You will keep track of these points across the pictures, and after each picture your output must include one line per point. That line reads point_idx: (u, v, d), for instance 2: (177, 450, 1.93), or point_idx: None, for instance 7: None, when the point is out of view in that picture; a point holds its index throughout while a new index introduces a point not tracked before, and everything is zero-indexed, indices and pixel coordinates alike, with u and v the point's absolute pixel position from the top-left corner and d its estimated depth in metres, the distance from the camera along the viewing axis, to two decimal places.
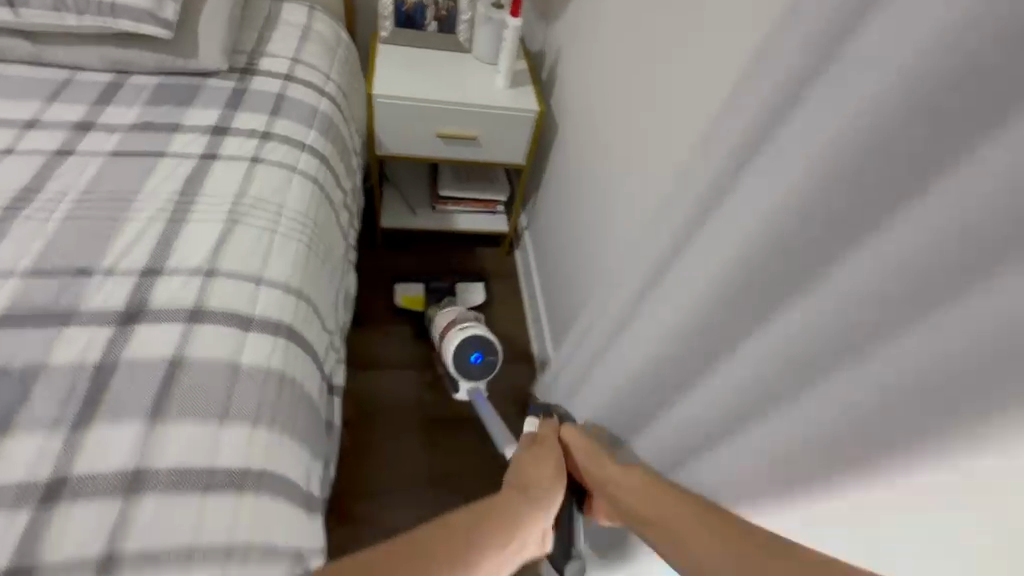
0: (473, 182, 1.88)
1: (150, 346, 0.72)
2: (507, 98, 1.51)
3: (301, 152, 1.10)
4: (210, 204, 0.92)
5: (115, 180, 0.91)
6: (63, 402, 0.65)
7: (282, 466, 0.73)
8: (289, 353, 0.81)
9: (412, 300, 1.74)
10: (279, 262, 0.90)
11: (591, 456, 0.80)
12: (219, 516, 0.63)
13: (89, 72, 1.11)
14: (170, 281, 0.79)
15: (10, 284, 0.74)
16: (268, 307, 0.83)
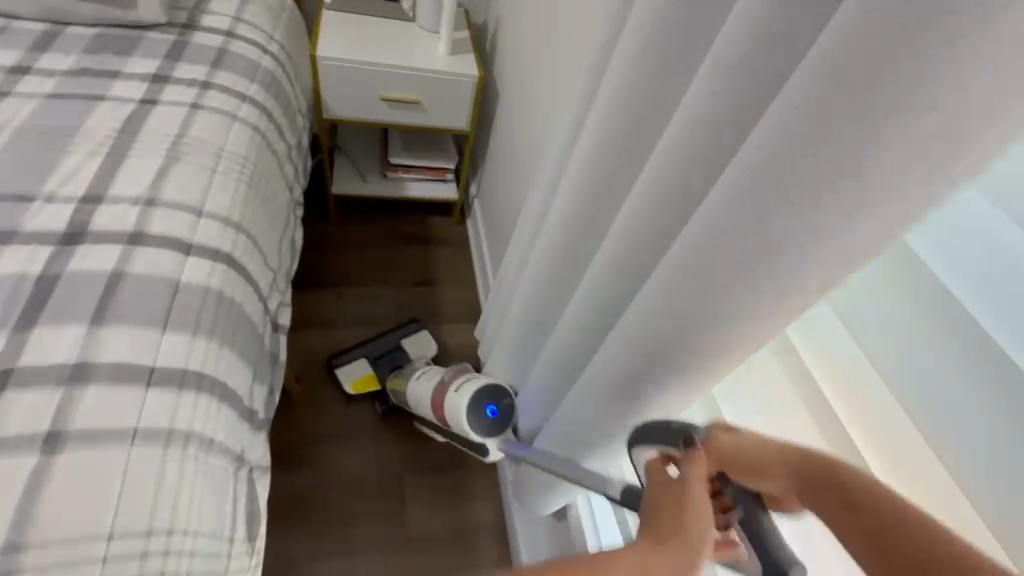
0: (422, 150, 1.94)
1: (90, 262, 0.76)
2: (449, 64, 1.58)
3: (242, 102, 1.14)
4: (151, 142, 0.97)
5: (53, 119, 0.95)
6: (5, 306, 0.70)
7: (222, 374, 0.79)
8: (228, 278, 0.87)
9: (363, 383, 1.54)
10: (219, 197, 0.95)
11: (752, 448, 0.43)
12: (158, 409, 0.68)
13: (25, 21, 1.12)
14: (110, 209, 0.84)
15: None
16: (208, 236, 0.88)
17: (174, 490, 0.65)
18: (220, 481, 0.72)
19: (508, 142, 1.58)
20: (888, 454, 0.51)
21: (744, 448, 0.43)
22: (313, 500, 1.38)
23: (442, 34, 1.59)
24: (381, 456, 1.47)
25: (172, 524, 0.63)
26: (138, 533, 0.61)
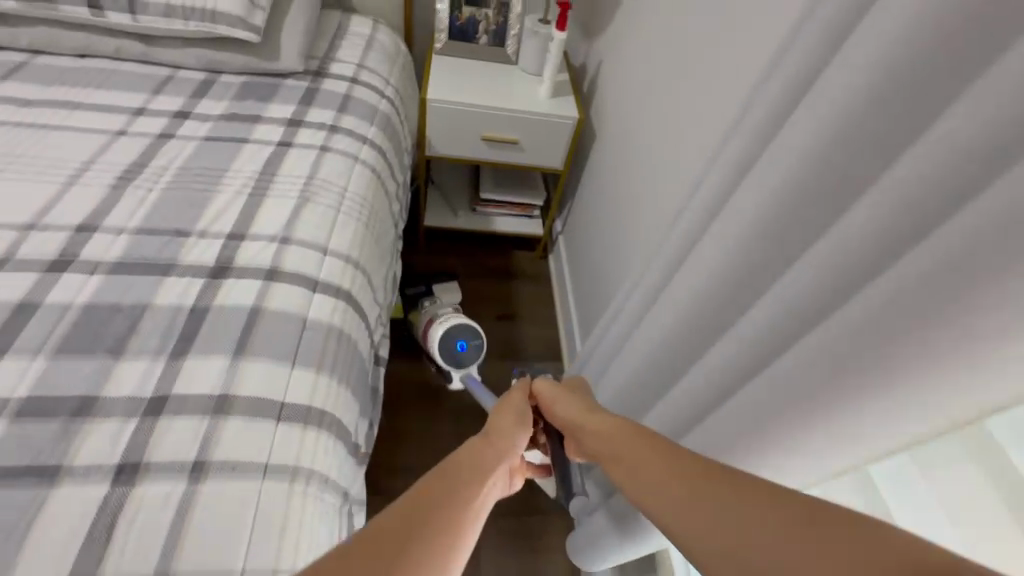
0: (511, 186, 1.97)
1: (233, 296, 0.83)
2: (549, 106, 1.61)
3: (363, 144, 1.22)
4: (286, 182, 1.05)
5: (207, 159, 1.05)
6: (163, 335, 0.76)
7: (338, 411, 0.81)
8: (346, 315, 0.91)
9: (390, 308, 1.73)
10: (341, 236, 1.00)
11: (559, 400, 0.76)
12: (285, 446, 0.71)
13: (188, 71, 1.26)
14: (249, 246, 0.91)
15: (123, 238, 0.88)
16: (331, 273, 0.93)
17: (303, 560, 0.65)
18: (331, 521, 0.73)
19: (606, 185, 1.57)
20: None
21: (545, 396, 0.79)
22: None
23: (543, 78, 1.63)
24: None
25: (295, 563, 0.64)
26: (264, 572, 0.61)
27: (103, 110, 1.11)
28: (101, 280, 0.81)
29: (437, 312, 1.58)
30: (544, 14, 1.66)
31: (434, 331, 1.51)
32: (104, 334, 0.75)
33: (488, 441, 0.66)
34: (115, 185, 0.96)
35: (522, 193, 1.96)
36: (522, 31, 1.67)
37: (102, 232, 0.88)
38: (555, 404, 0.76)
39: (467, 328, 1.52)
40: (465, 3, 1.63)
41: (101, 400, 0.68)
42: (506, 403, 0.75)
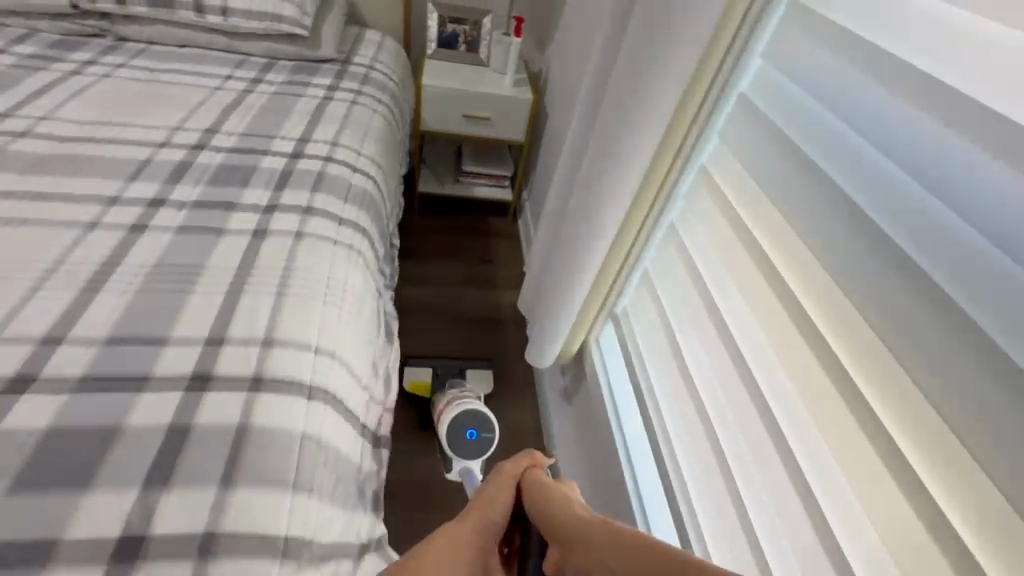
0: (487, 162, 2.50)
1: (306, 166, 1.32)
2: (511, 91, 2.19)
3: (379, 102, 1.75)
4: (331, 115, 1.56)
5: (278, 103, 1.56)
6: (269, 181, 1.24)
7: (370, 234, 1.29)
8: (373, 188, 1.40)
9: (418, 386, 1.77)
10: (369, 147, 1.51)
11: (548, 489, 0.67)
12: (344, 235, 1.19)
13: (255, 57, 1.79)
14: (312, 144, 1.40)
15: (234, 138, 1.36)
16: (363, 164, 1.43)
17: (359, 282, 1.14)
18: (368, 286, 1.19)
19: (552, 145, 2.12)
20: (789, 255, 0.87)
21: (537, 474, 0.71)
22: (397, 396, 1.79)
23: (507, 72, 2.21)
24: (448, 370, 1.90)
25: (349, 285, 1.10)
26: (338, 282, 1.08)
27: (203, 76, 1.62)
28: (225, 155, 1.29)
29: (454, 395, 1.59)
30: (506, 28, 2.26)
31: (448, 412, 1.53)
32: (234, 178, 1.23)
33: (470, 528, 0.64)
34: (221, 113, 1.45)
35: (495, 166, 2.49)
36: (491, 40, 2.27)
37: (220, 134, 1.36)
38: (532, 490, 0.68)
39: (480, 417, 1.52)
40: (449, 20, 2.23)
41: (240, 205, 1.16)
42: (491, 491, 0.69)
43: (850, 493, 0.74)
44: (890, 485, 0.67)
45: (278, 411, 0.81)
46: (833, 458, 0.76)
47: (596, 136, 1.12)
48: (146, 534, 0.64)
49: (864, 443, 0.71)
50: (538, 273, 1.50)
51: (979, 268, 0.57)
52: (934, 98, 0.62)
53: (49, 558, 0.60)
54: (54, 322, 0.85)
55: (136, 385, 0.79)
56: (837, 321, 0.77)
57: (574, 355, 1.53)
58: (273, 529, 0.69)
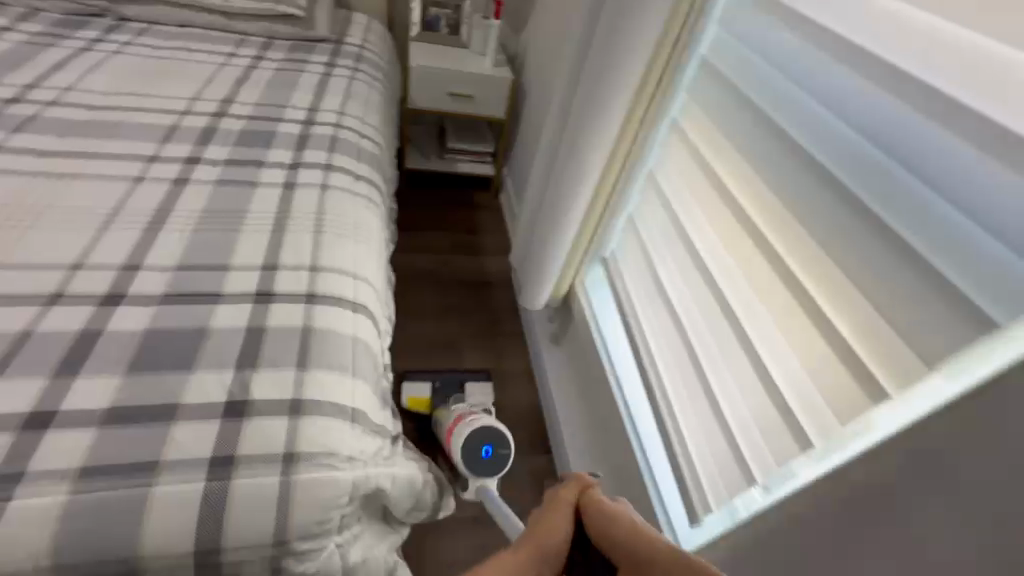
0: (469, 139, 2.66)
1: (320, 132, 1.47)
2: (491, 70, 2.37)
3: (374, 78, 1.89)
4: (334, 88, 1.70)
5: (282, 77, 1.68)
6: (289, 145, 1.39)
7: (381, 190, 1.45)
8: (379, 153, 1.56)
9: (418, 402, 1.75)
10: (372, 116, 1.66)
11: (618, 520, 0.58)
12: (361, 189, 1.35)
13: (253, 36, 1.90)
14: (321, 114, 1.54)
15: (250, 108, 1.49)
16: (368, 131, 1.58)
17: (376, 230, 1.31)
18: (383, 234, 1.36)
19: (532, 121, 2.31)
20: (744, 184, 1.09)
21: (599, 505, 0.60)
22: (399, 350, 1.95)
23: (487, 52, 2.38)
24: (445, 326, 2.07)
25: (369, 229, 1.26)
26: (361, 226, 1.24)
27: (207, 53, 1.73)
28: (245, 122, 1.43)
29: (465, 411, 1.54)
30: (485, 12, 2.43)
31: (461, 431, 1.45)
32: (258, 141, 1.37)
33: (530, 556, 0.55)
34: (233, 86, 1.57)
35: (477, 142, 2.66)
36: (471, 23, 2.43)
37: (236, 104, 1.49)
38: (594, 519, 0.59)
39: (495, 434, 1.44)
40: (431, 4, 2.38)
41: (267, 163, 1.30)
42: (553, 514, 0.59)
43: (788, 355, 0.97)
44: (815, 339, 0.91)
45: (331, 318, 0.97)
46: (779, 334, 0.99)
47: (578, 98, 1.31)
48: (247, 399, 0.80)
49: (800, 318, 0.94)
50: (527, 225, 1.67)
51: (874, 169, 0.79)
52: (843, 51, 0.84)
53: (173, 416, 0.76)
54: (129, 255, 0.99)
55: (212, 299, 0.94)
56: (783, 231, 0.99)
57: (561, 299, 1.74)
58: (342, 401, 0.87)
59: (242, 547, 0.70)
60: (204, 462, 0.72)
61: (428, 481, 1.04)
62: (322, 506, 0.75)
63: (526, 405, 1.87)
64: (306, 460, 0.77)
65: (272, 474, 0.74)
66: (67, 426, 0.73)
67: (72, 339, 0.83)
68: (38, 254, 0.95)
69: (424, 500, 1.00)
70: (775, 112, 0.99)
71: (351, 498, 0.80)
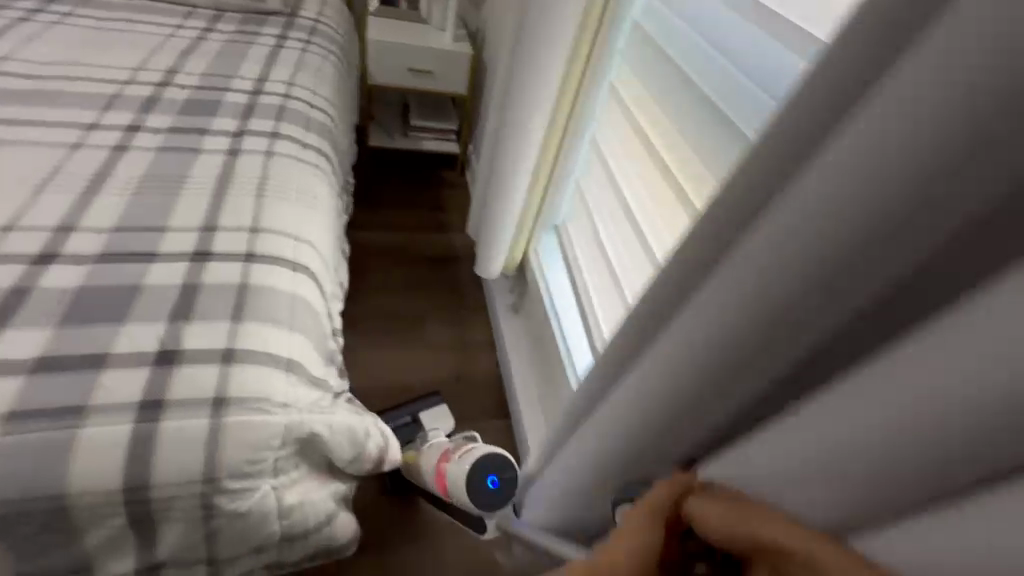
0: (433, 116, 2.66)
1: (266, 101, 1.47)
2: (451, 46, 2.37)
3: (328, 51, 1.88)
4: (285, 60, 1.69)
5: (232, 49, 1.67)
6: (235, 113, 1.39)
7: (330, 159, 1.46)
8: (329, 124, 1.56)
9: None
10: (324, 87, 1.66)
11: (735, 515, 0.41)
12: (308, 157, 1.36)
13: (202, 8, 1.87)
14: (269, 84, 1.54)
15: (195, 77, 1.48)
16: (320, 102, 1.59)
17: (323, 195, 1.32)
18: (331, 200, 1.37)
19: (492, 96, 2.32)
20: (671, 144, 1.13)
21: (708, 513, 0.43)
22: (361, 324, 1.97)
23: (446, 28, 2.38)
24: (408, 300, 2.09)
25: (315, 195, 1.28)
26: (305, 191, 1.25)
27: (154, 24, 1.70)
28: (190, 91, 1.42)
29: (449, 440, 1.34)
30: None
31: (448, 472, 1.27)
32: (203, 110, 1.37)
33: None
34: (180, 56, 1.56)
35: (441, 120, 2.66)
36: None
37: (182, 74, 1.47)
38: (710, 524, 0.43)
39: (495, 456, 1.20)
40: None
41: (211, 130, 1.31)
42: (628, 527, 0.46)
43: None
44: None
45: (268, 276, 0.99)
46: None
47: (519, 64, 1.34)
48: (178, 349, 0.82)
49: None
50: (479, 195, 1.69)
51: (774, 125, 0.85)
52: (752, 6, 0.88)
53: (102, 364, 0.78)
54: (63, 217, 0.99)
55: (147, 259, 0.95)
56: (704, 188, 1.04)
57: (516, 268, 1.78)
58: (278, 351, 0.89)
59: (170, 485, 0.73)
60: (132, 406, 0.75)
61: (374, 434, 1.07)
62: (251, 447, 0.78)
63: (487, 373, 1.92)
64: (235, 404, 0.80)
65: (200, 416, 0.77)
66: None
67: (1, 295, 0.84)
68: None
69: (367, 451, 1.03)
70: (695, 72, 1.05)
71: (283, 441, 0.83)
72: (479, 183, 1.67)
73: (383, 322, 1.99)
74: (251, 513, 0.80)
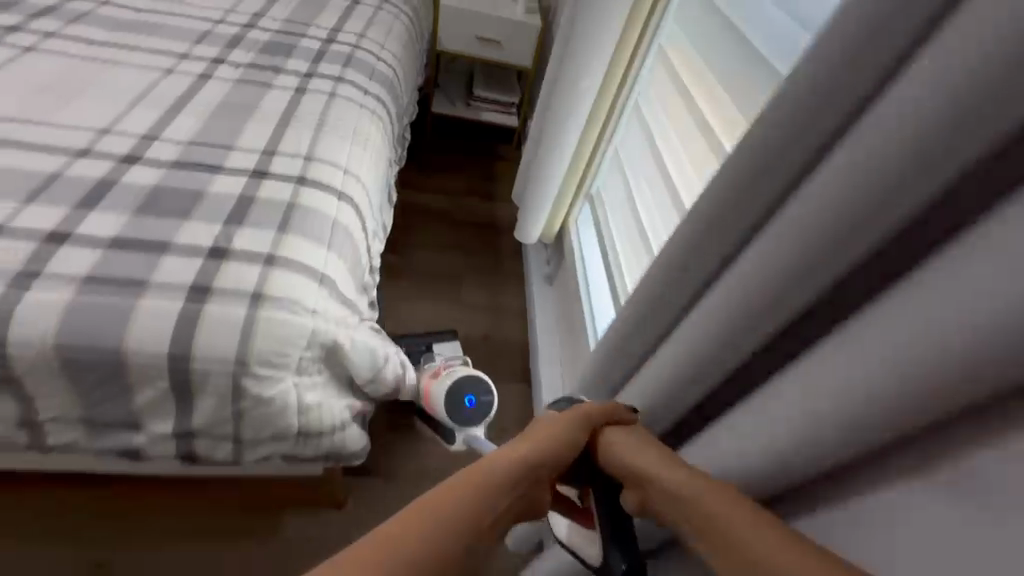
0: (496, 87, 2.69)
1: (338, 49, 1.55)
2: (522, 17, 2.39)
3: (401, 11, 1.94)
4: (361, 15, 1.77)
5: (314, 0, 1.76)
6: (308, 57, 1.48)
7: (389, 108, 1.53)
8: (393, 76, 1.63)
9: None
10: (393, 43, 1.73)
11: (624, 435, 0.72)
12: (369, 103, 1.43)
13: None
14: (343, 34, 1.62)
15: (278, 22, 1.58)
16: (388, 55, 1.66)
17: (377, 138, 1.39)
18: (384, 144, 1.44)
19: None
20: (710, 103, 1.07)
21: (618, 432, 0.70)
22: (403, 276, 2.05)
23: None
24: (449, 261, 2.16)
25: (369, 136, 1.34)
26: (360, 131, 1.32)
27: None
28: (270, 34, 1.52)
29: (449, 361, 1.37)
30: None
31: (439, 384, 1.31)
32: (279, 51, 1.47)
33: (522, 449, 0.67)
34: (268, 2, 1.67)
35: (504, 92, 2.69)
36: None
37: (266, 18, 1.58)
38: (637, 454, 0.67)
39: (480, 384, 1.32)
40: None
41: (283, 70, 1.40)
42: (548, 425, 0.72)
43: None
44: None
45: (314, 199, 1.07)
46: None
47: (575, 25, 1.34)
48: (227, 248, 0.91)
49: None
50: (526, 161, 1.72)
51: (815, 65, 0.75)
52: None
53: (166, 251, 0.88)
54: (150, 127, 1.11)
55: (213, 172, 1.05)
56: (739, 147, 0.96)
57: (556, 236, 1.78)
58: (313, 264, 0.96)
59: (208, 359, 0.83)
60: (184, 288, 0.85)
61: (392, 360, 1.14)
62: (281, 341, 0.87)
63: (515, 339, 1.95)
64: (270, 301, 0.88)
65: (240, 306, 0.86)
66: (79, 243, 0.85)
67: (89, 184, 0.96)
68: (74, 118, 1.09)
69: (384, 373, 1.09)
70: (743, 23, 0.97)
71: (309, 343, 0.91)
72: (527, 149, 1.70)
73: (423, 278, 2.07)
74: (275, 400, 0.89)
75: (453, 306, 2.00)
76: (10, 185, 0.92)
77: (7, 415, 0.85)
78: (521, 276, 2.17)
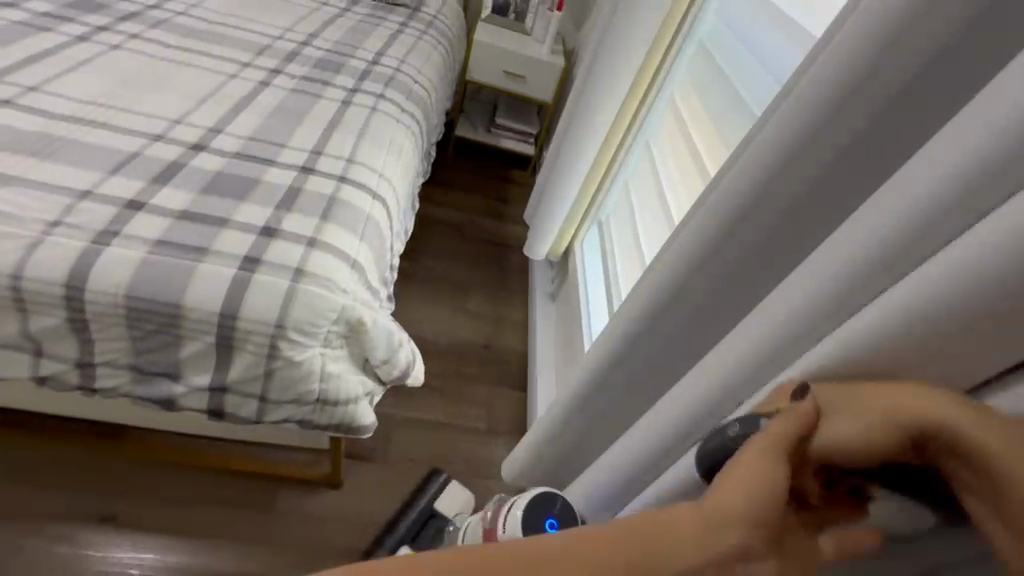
0: (517, 118, 2.89)
1: (380, 70, 1.73)
2: (546, 57, 2.60)
3: (439, 42, 2.14)
4: (403, 42, 1.96)
5: (363, 26, 1.96)
6: (354, 75, 1.65)
7: (421, 125, 1.70)
8: (427, 97, 1.81)
9: None
10: (429, 69, 1.92)
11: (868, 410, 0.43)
12: (405, 119, 1.60)
13: None
14: (386, 57, 1.81)
15: (330, 42, 1.77)
16: (425, 79, 1.84)
17: (409, 150, 1.55)
18: (415, 155, 1.60)
19: None
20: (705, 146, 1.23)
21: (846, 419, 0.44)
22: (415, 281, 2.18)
23: (545, 41, 2.61)
24: (460, 271, 2.29)
25: (403, 147, 1.50)
26: (396, 142, 1.48)
27: None
28: (323, 52, 1.70)
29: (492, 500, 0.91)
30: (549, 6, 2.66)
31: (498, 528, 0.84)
32: (329, 67, 1.64)
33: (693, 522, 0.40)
34: (322, 25, 1.86)
35: (523, 122, 2.88)
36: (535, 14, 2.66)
37: (320, 38, 1.77)
38: (838, 422, 0.44)
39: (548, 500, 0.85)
40: None
41: (332, 84, 1.57)
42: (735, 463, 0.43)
43: None
44: None
45: (352, 195, 1.21)
46: None
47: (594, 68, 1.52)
48: (276, 229, 1.04)
49: None
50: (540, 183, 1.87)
51: None
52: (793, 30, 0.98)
53: (224, 225, 1.02)
54: (215, 121, 1.27)
55: (267, 164, 1.20)
56: None
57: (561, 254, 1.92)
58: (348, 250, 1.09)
59: (250, 321, 0.95)
60: (237, 257, 0.98)
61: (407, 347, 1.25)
62: (314, 313, 0.99)
63: (514, 349, 2.06)
64: (309, 277, 1.00)
65: (283, 278, 0.98)
66: (152, 211, 0.99)
67: (161, 164, 1.10)
68: (151, 108, 1.24)
69: (398, 358, 1.17)
70: (736, 77, 1.13)
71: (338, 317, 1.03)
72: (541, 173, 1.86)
73: (433, 285, 2.19)
74: (303, 364, 1.00)
75: (459, 313, 2.12)
76: (96, 158, 1.06)
77: (68, 355, 0.97)
78: (525, 291, 2.29)
